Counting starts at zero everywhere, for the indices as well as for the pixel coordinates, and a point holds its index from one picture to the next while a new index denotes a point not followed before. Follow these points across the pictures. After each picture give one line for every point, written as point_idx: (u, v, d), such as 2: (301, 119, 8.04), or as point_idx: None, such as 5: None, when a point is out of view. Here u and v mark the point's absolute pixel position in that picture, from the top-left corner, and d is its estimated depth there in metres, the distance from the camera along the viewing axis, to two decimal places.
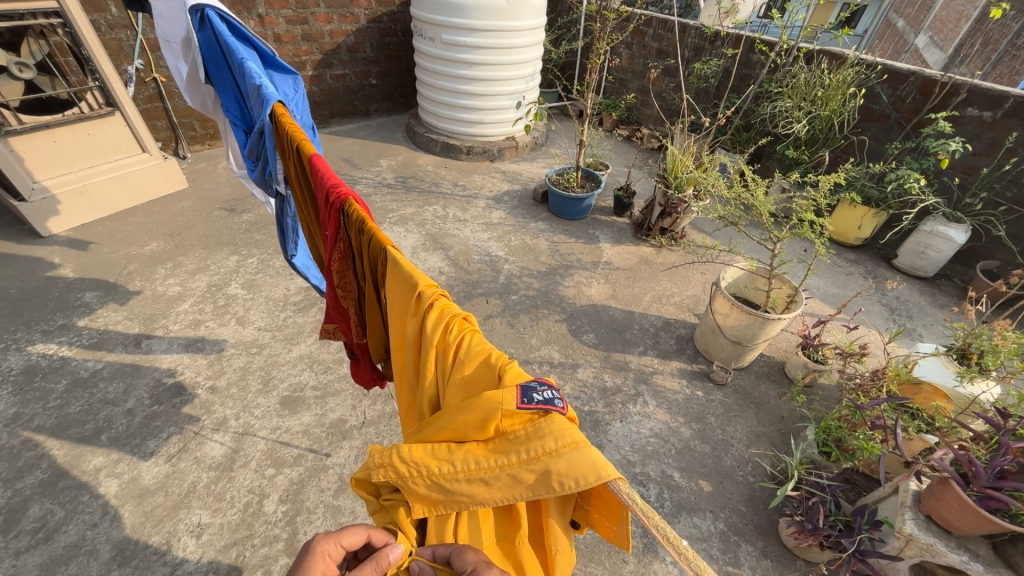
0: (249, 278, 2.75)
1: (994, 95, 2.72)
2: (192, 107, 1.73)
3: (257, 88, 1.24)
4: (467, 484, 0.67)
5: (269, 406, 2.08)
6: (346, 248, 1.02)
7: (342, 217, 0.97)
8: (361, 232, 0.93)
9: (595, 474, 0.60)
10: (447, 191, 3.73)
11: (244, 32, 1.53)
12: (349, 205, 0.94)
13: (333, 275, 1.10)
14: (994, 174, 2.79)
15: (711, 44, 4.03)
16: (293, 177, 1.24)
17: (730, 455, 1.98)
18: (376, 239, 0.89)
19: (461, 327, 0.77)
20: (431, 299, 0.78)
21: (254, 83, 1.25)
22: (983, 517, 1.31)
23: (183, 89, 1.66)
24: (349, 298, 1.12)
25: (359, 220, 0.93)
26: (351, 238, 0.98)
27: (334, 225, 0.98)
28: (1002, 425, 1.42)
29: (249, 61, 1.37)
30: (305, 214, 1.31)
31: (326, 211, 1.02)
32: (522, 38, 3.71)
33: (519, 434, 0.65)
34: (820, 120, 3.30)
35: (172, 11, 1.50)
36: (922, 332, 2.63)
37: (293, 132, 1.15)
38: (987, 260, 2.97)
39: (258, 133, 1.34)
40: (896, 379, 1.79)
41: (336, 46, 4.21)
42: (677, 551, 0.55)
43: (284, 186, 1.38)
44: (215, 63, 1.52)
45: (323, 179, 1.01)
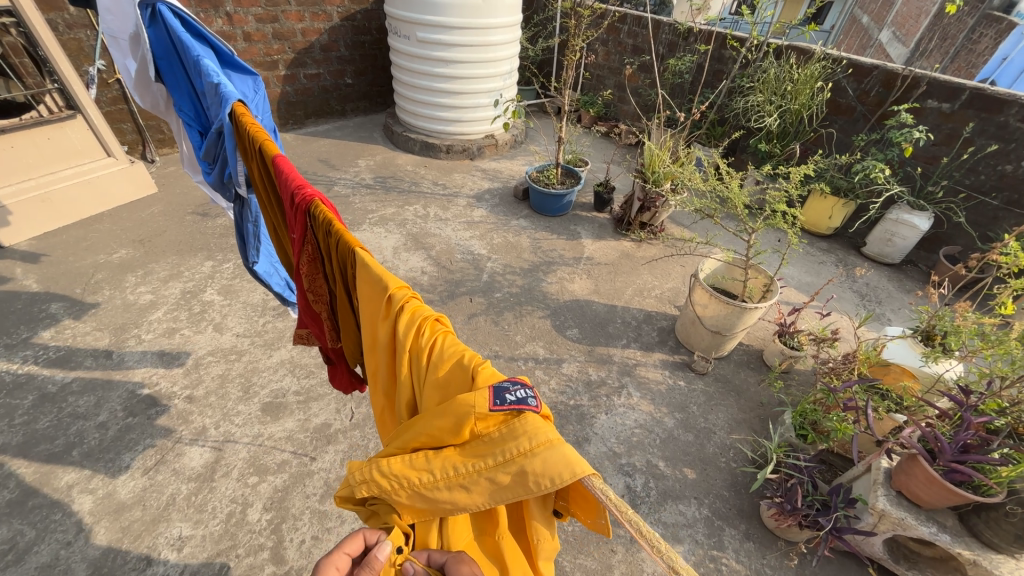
0: (225, 284, 2.68)
1: (951, 87, 2.84)
2: (142, 107, 1.67)
3: (214, 86, 1.21)
4: (448, 491, 0.68)
5: (249, 413, 2.03)
6: (315, 250, 1.00)
7: (309, 220, 0.95)
8: (329, 234, 0.91)
9: (569, 471, 0.60)
10: (427, 190, 3.71)
11: (199, 29, 1.48)
12: (315, 206, 0.93)
13: (303, 278, 1.08)
14: (954, 163, 2.91)
15: (685, 40, 4.09)
16: (257, 177, 1.21)
17: (713, 442, 2.03)
18: (344, 241, 0.88)
19: (434, 330, 0.76)
20: (402, 301, 0.77)
21: (211, 80, 1.22)
22: (949, 490, 1.37)
23: (132, 87, 1.60)
24: (321, 302, 1.10)
25: (326, 222, 0.91)
26: (319, 240, 0.96)
27: (301, 228, 0.97)
28: (965, 401, 1.49)
29: (204, 59, 1.33)
30: (271, 216, 1.28)
31: (292, 213, 1.00)
32: (498, 36, 3.70)
33: (494, 436, 0.65)
34: (791, 113, 3.39)
35: (120, 7, 1.44)
36: (891, 316, 2.74)
37: (255, 132, 1.12)
38: (949, 245, 3.10)
39: (215, 133, 1.31)
40: (867, 362, 1.86)
41: (308, 45, 4.13)
42: (649, 543, 0.57)
43: (245, 187, 1.34)
44: (167, 60, 1.48)
45: (287, 181, 0.99)
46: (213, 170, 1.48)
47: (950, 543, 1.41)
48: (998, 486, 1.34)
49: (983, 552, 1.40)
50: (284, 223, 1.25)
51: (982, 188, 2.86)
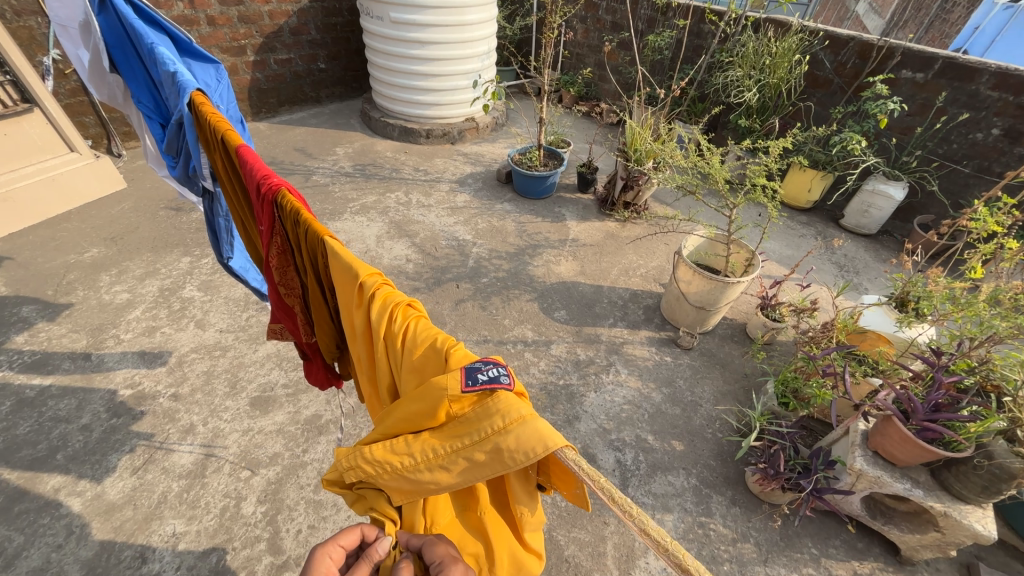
0: (205, 280, 2.62)
1: (924, 57, 2.88)
2: (99, 100, 1.59)
3: (171, 74, 1.16)
4: (428, 472, 0.68)
5: (238, 408, 2.01)
6: (284, 241, 0.98)
7: (277, 210, 0.93)
8: (297, 223, 0.90)
9: (542, 445, 0.60)
10: (409, 176, 3.65)
11: (153, 16, 1.42)
12: (282, 195, 0.91)
13: (273, 271, 1.06)
14: (927, 133, 2.97)
15: (664, 15, 4.05)
16: (220, 168, 1.17)
17: (699, 414, 2.08)
18: (314, 230, 0.86)
19: (406, 315, 0.76)
20: (373, 288, 0.77)
21: (167, 68, 1.17)
22: (922, 447, 1.43)
23: (86, 79, 1.51)
24: (293, 295, 1.08)
25: (294, 211, 0.89)
26: (288, 230, 0.94)
27: (269, 218, 0.94)
28: (937, 362, 1.55)
29: (159, 46, 1.27)
30: (238, 209, 1.24)
31: (259, 204, 0.97)
32: (473, 15, 3.60)
33: (469, 415, 0.65)
34: (769, 87, 3.40)
35: None
36: (868, 285, 2.81)
37: (216, 120, 1.08)
38: (923, 214, 3.17)
39: (176, 125, 1.26)
40: (845, 329, 1.92)
41: (277, 28, 3.97)
42: (623, 509, 0.59)
43: (211, 180, 1.30)
44: (121, 50, 1.41)
45: (252, 171, 0.96)
46: (177, 164, 1.43)
47: (923, 498, 1.49)
48: (967, 441, 1.40)
49: (953, 504, 1.48)
50: (253, 214, 1.22)
51: (955, 157, 2.92)
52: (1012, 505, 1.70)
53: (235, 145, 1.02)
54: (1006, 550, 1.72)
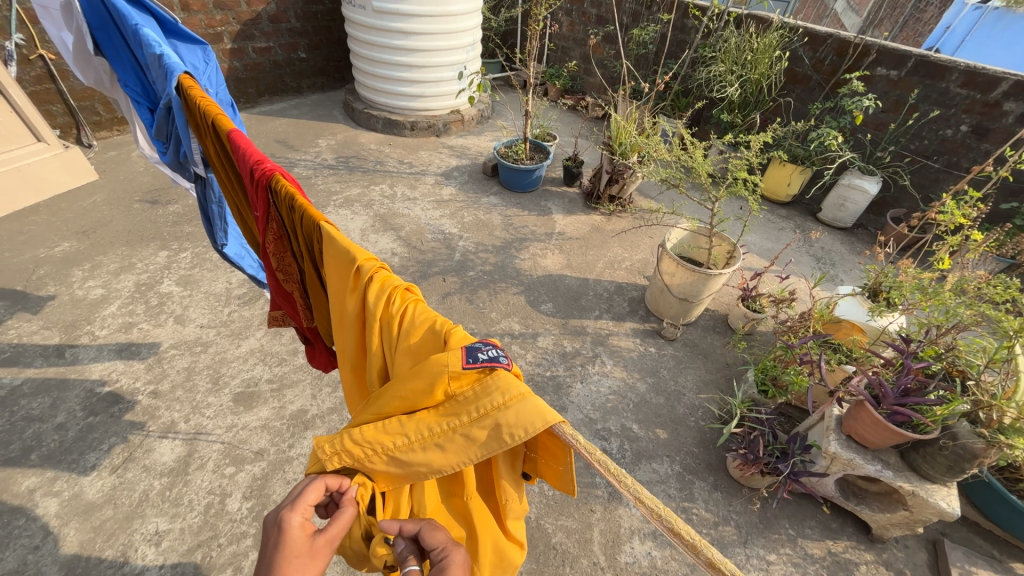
0: (184, 274, 2.56)
1: (898, 54, 2.95)
2: (85, 84, 1.54)
3: (158, 57, 1.12)
4: (425, 451, 0.69)
5: (221, 405, 1.98)
6: (280, 227, 0.97)
7: (270, 195, 0.92)
8: (292, 209, 0.88)
9: (540, 419, 0.61)
10: (393, 169, 3.61)
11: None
12: (277, 180, 0.89)
13: (270, 257, 1.04)
14: (900, 129, 3.06)
15: (648, 9, 4.07)
16: (213, 154, 1.14)
17: (683, 403, 2.14)
18: (309, 216, 0.85)
19: (405, 298, 0.76)
20: (371, 271, 0.76)
21: (154, 51, 1.12)
22: (892, 430, 1.50)
23: (70, 63, 1.46)
24: (292, 281, 1.07)
25: (289, 197, 0.88)
26: (283, 216, 0.93)
27: (263, 205, 0.93)
28: (906, 349, 1.62)
29: (145, 28, 1.22)
30: (232, 194, 1.21)
31: (253, 189, 0.95)
32: (459, 5, 3.57)
33: (466, 394, 0.66)
34: (751, 83, 3.46)
35: None
36: (843, 277, 2.91)
37: (206, 104, 1.05)
38: (896, 208, 3.28)
39: (164, 109, 1.22)
40: (821, 319, 2.00)
41: (255, 16, 3.86)
42: (618, 480, 0.61)
43: (203, 167, 1.27)
44: (105, 31, 1.34)
45: (244, 156, 0.94)
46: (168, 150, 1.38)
47: (893, 478, 1.56)
48: (933, 424, 1.47)
49: (921, 484, 1.55)
50: (245, 200, 1.19)
51: (926, 153, 3.03)
52: (975, 483, 1.80)
53: (223, 128, 1.00)
54: (969, 526, 1.82)
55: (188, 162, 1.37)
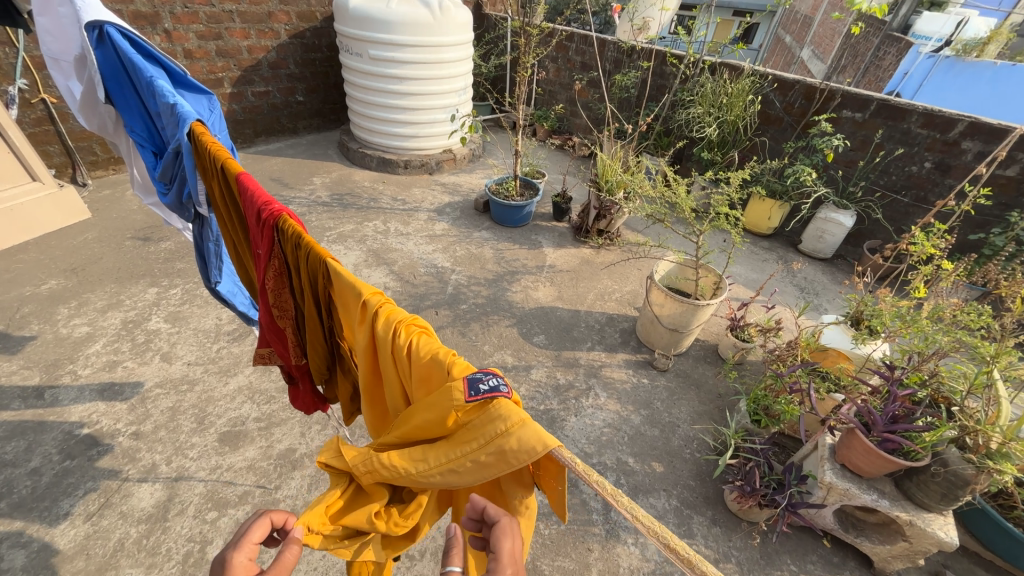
0: (173, 310, 2.53)
1: (861, 98, 3.17)
2: (88, 129, 1.58)
3: (171, 106, 1.17)
4: (441, 476, 0.70)
5: (205, 445, 1.92)
6: (282, 264, 0.99)
7: (276, 235, 0.94)
8: (298, 247, 0.91)
9: (543, 445, 0.62)
10: (387, 206, 3.68)
11: (150, 50, 1.43)
12: (284, 220, 0.92)
13: (268, 294, 1.05)
14: (869, 165, 3.25)
15: (629, 57, 4.34)
16: (217, 196, 1.17)
17: (678, 435, 2.12)
18: (314, 253, 0.88)
19: (410, 330, 0.77)
20: (376, 305, 0.78)
21: (167, 100, 1.18)
22: (884, 458, 1.51)
23: (76, 110, 1.51)
24: (287, 318, 1.07)
25: (296, 236, 0.91)
26: (287, 255, 0.95)
27: (268, 243, 0.95)
28: (891, 376, 1.65)
29: (159, 79, 1.28)
30: (233, 234, 1.24)
31: (258, 230, 0.98)
32: (451, 53, 3.79)
33: (474, 422, 0.67)
34: (728, 124, 3.68)
35: (62, 28, 1.37)
36: (827, 306, 2.99)
37: (215, 149, 1.09)
38: (871, 239, 3.42)
39: (172, 153, 1.26)
40: (808, 348, 2.03)
41: (255, 62, 4.04)
42: (616, 499, 0.62)
43: (205, 207, 1.30)
44: (116, 81, 1.40)
45: (252, 198, 0.97)
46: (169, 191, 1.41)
47: (889, 508, 1.55)
48: (924, 450, 1.48)
49: (917, 513, 1.55)
50: (246, 238, 1.21)
51: (894, 187, 3.20)
52: (971, 511, 1.79)
53: (234, 171, 1.04)
54: (970, 556, 1.79)
55: (189, 202, 1.40)
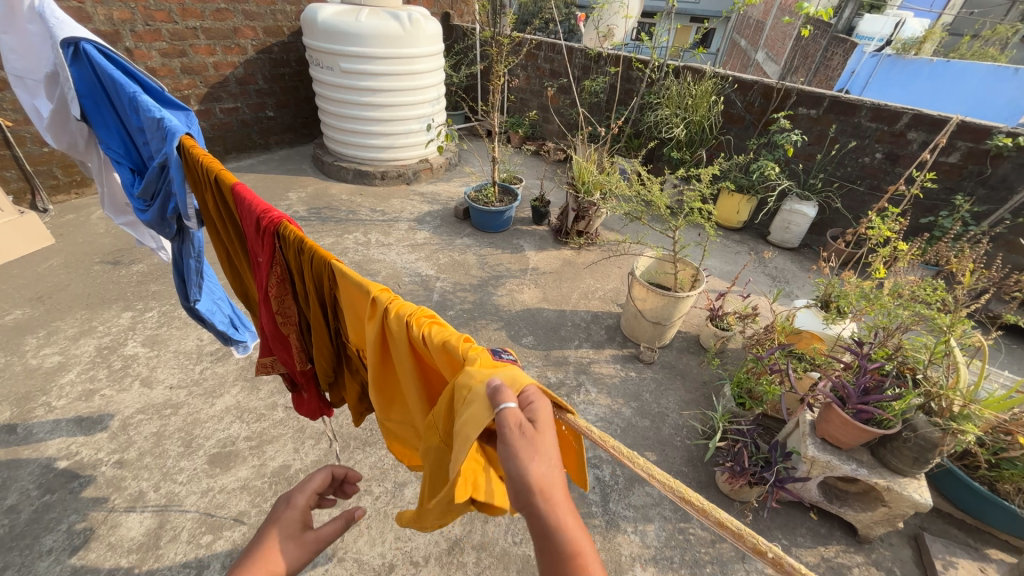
0: (150, 334, 2.46)
1: (814, 96, 3.37)
2: (57, 148, 1.53)
3: (157, 120, 1.16)
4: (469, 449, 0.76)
5: (195, 468, 1.87)
6: (284, 270, 1.00)
7: (277, 240, 0.96)
8: (301, 251, 0.93)
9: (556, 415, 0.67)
10: (366, 217, 3.67)
11: (128, 67, 1.41)
12: (284, 226, 0.94)
13: (270, 300, 1.06)
14: (826, 159, 3.46)
15: (596, 63, 4.49)
16: (211, 209, 1.17)
17: (668, 424, 2.20)
18: (318, 256, 0.90)
19: (422, 322, 0.78)
20: (387, 301, 0.80)
21: (152, 115, 1.17)
22: (860, 428, 1.61)
23: (45, 128, 1.46)
24: (290, 324, 1.08)
25: (297, 239, 0.93)
26: (289, 259, 0.97)
27: (269, 250, 0.96)
28: (861, 352, 1.76)
29: (141, 95, 1.27)
30: (227, 245, 1.24)
31: (258, 237, 1.00)
32: (423, 64, 3.84)
33: None
34: (694, 124, 3.84)
35: (33, 44, 1.35)
36: (798, 292, 3.15)
37: (206, 161, 1.10)
38: (834, 227, 3.62)
39: (157, 168, 1.25)
40: (784, 331, 2.14)
41: (222, 79, 3.98)
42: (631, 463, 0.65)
43: (195, 222, 1.29)
44: (93, 99, 1.38)
45: (250, 206, 0.99)
46: (150, 207, 1.39)
47: (868, 476, 1.65)
48: (894, 418, 1.59)
49: (894, 479, 1.66)
50: (242, 248, 1.22)
51: (850, 178, 3.42)
52: (942, 473, 1.92)
53: (227, 181, 1.05)
54: (943, 517, 1.92)
55: (173, 218, 1.38)
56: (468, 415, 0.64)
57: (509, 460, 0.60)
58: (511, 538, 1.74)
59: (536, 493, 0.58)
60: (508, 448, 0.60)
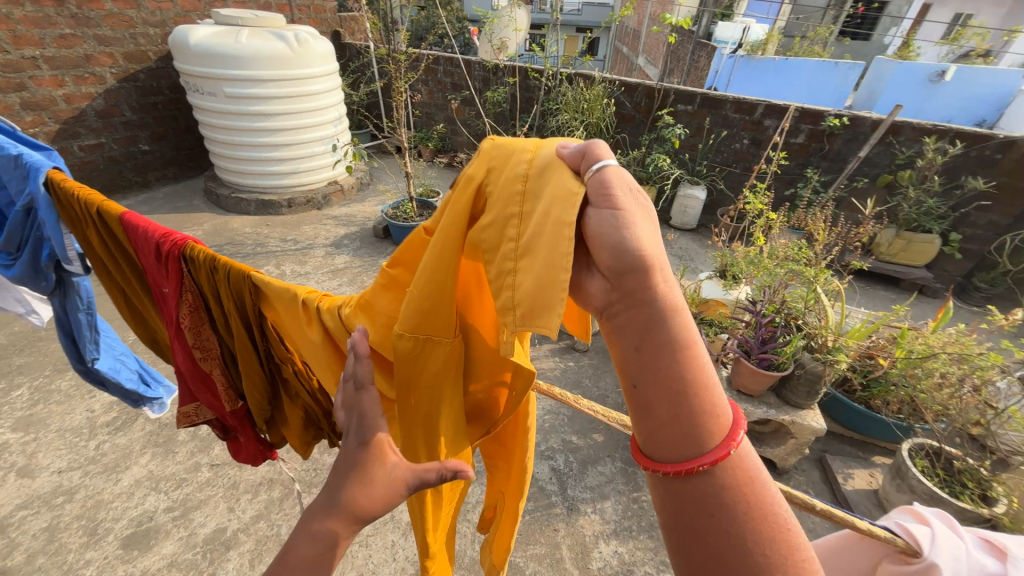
0: (22, 415, 2.08)
1: (688, 94, 3.83)
2: None
3: (16, 157, 1.03)
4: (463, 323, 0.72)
5: (106, 557, 1.62)
6: (197, 296, 0.96)
7: (184, 264, 0.93)
8: (214, 269, 0.90)
9: None
10: (277, 248, 3.44)
11: None
12: (191, 247, 0.91)
13: (184, 334, 0.99)
14: (706, 148, 3.93)
15: (495, 75, 4.67)
16: (97, 249, 1.06)
17: (609, 404, 2.35)
18: (235, 270, 0.89)
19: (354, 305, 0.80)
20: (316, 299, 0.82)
21: (9, 152, 1.04)
22: (764, 374, 1.87)
23: None
24: (211, 357, 1.02)
25: (208, 258, 0.90)
26: (201, 283, 0.94)
27: (177, 275, 0.92)
28: (756, 308, 2.04)
29: None
30: (124, 288, 1.13)
31: (161, 266, 0.95)
32: (318, 84, 3.70)
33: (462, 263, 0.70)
34: (592, 125, 4.15)
35: None
36: (701, 267, 3.53)
37: (84, 196, 1.00)
38: (721, 206, 4.12)
39: (23, 212, 1.09)
40: (694, 303, 2.41)
41: (78, 112, 3.50)
42: None
43: (80, 268, 1.14)
44: None
45: (147, 233, 0.94)
46: (16, 260, 1.19)
47: (776, 414, 1.92)
48: (787, 359, 1.85)
49: (796, 413, 1.93)
50: (142, 286, 1.11)
51: (727, 163, 3.92)
52: (830, 401, 2.27)
53: (115, 211, 0.97)
54: (838, 438, 2.27)
55: (50, 268, 1.19)
56: (552, 188, 0.55)
57: (617, 231, 0.51)
58: (478, 545, 1.75)
59: (653, 269, 0.50)
60: (613, 211, 0.52)
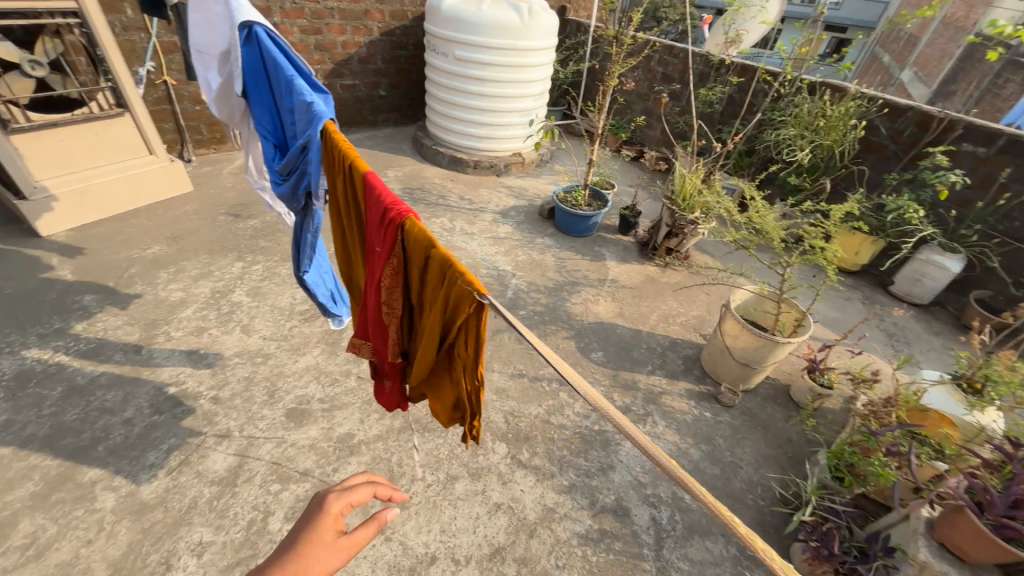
0: (254, 286, 2.65)
1: (989, 132, 2.91)
2: (219, 118, 1.64)
3: (307, 103, 1.17)
4: None
5: (274, 418, 2.02)
6: (400, 264, 0.92)
7: (401, 235, 0.88)
8: (428, 256, 0.84)
9: None
10: (455, 204, 3.83)
11: (288, 50, 1.42)
12: (409, 223, 0.86)
13: (380, 290, 0.99)
14: (989, 208, 2.96)
15: (716, 71, 4.19)
16: (341, 195, 1.13)
17: (740, 478, 2.05)
18: (447, 261, 0.80)
19: None
20: None
21: (304, 98, 1.17)
22: (1001, 547, 1.31)
23: (211, 99, 1.57)
24: (394, 315, 1.01)
25: (423, 241, 0.83)
26: (408, 255, 0.89)
27: (390, 243, 0.89)
28: (1016, 453, 1.43)
29: (296, 76, 1.28)
30: (349, 233, 1.18)
31: (380, 229, 0.93)
32: (535, 57, 3.94)
33: None
34: (822, 148, 3.45)
35: (214, 25, 1.46)
36: (919, 358, 2.77)
37: (345, 149, 1.06)
38: (981, 289, 3.11)
39: (299, 148, 1.25)
40: (907, 406, 1.83)
41: (347, 56, 4.30)
42: None
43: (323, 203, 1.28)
44: (254, 77, 1.43)
45: (379, 198, 0.92)
46: (285, 182, 1.41)
47: None
48: None
49: None
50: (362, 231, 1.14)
51: (1017, 235, 2.90)
52: None
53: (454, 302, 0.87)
54: None
55: (301, 193, 1.38)
56: None
57: None
58: (554, 560, 1.70)
59: None
60: None
